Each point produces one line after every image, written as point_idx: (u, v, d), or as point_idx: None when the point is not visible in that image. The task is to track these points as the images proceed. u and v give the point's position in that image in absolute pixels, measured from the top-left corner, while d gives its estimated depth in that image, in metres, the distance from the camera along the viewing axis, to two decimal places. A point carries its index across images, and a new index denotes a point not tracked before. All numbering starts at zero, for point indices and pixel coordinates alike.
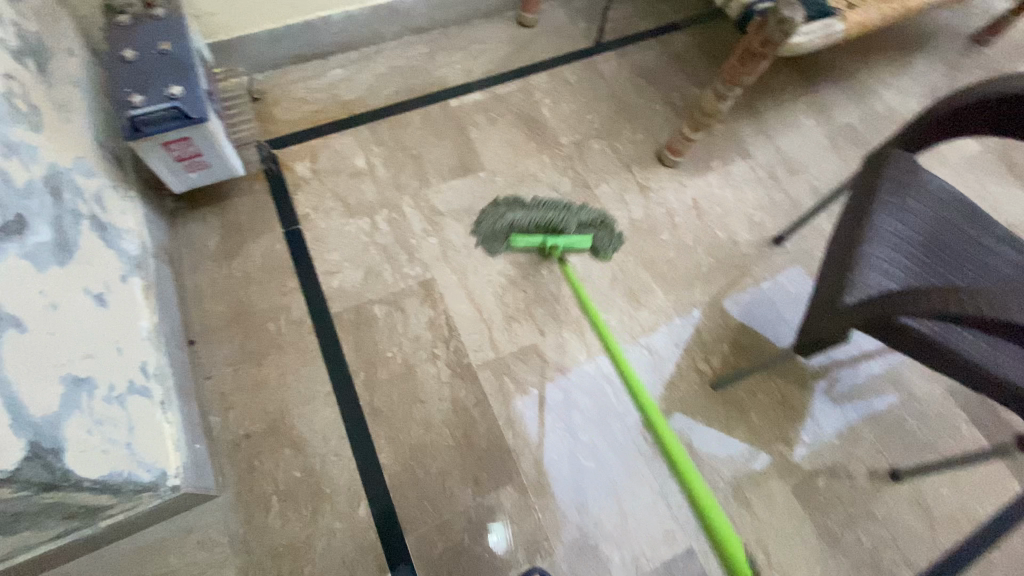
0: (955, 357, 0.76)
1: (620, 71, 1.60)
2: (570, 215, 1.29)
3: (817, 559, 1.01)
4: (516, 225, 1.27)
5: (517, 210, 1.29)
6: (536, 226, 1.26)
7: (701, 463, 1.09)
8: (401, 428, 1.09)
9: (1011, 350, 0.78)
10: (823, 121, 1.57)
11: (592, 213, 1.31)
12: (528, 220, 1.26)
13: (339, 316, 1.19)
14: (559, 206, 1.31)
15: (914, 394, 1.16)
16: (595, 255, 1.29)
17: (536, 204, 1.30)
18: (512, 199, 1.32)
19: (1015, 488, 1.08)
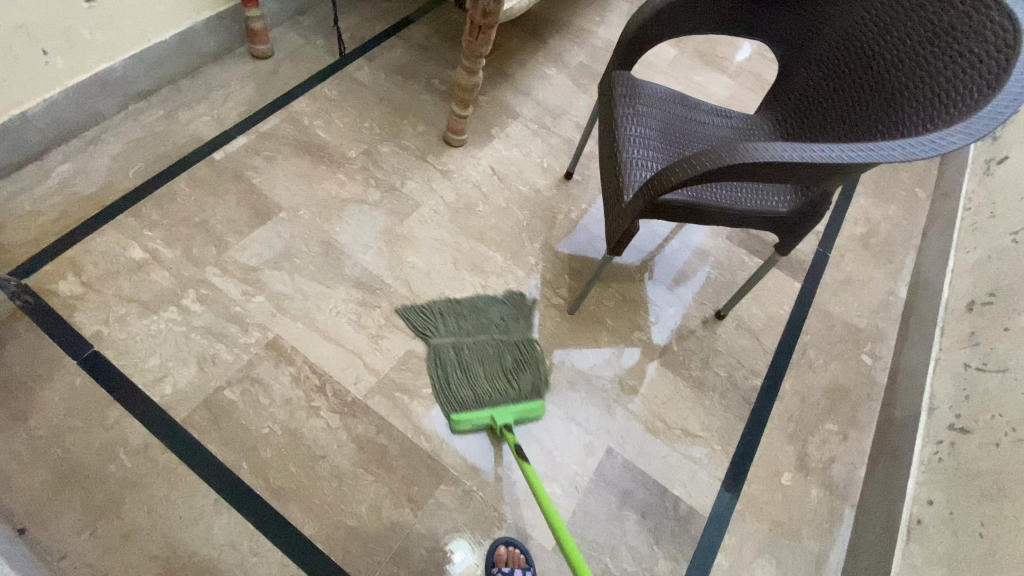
0: (714, 208, 0.97)
1: (376, 75, 1.63)
2: (508, 374, 1.17)
3: (698, 406, 1.21)
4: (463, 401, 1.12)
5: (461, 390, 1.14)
6: (482, 402, 1.12)
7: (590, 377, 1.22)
8: (313, 491, 1.03)
9: (748, 188, 1.01)
10: (562, 66, 1.80)
11: (527, 359, 1.20)
12: (469, 397, 1.12)
13: (192, 419, 1.07)
14: (493, 356, 1.18)
15: (709, 250, 1.44)
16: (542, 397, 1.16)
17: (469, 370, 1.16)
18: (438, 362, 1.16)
19: (794, 286, 1.41)
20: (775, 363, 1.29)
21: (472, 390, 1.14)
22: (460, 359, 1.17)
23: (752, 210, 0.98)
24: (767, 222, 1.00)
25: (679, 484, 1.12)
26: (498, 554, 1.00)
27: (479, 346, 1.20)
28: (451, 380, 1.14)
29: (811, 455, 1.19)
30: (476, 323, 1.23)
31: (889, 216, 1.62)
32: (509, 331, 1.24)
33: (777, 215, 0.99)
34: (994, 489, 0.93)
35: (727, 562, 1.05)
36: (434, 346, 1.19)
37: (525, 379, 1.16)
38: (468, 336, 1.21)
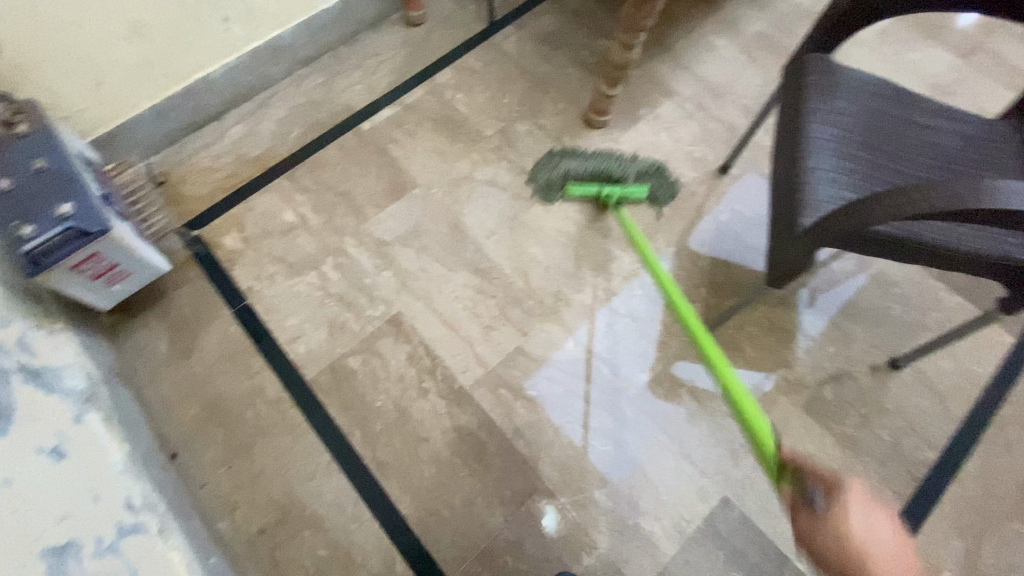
0: (923, 245, 0.76)
1: (523, 44, 1.54)
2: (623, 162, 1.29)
3: (846, 470, 1.02)
4: (573, 172, 1.28)
5: (573, 158, 1.30)
6: (593, 176, 1.27)
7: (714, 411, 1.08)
8: (412, 472, 1.06)
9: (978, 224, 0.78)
10: (736, 36, 1.55)
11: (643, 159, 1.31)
12: (584, 169, 1.27)
13: (318, 381, 1.15)
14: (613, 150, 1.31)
15: (893, 280, 1.18)
16: (652, 202, 1.29)
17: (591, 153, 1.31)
18: (567, 148, 1.33)
19: (1008, 341, 1.11)
20: (960, 437, 1.04)
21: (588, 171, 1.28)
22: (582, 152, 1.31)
23: (977, 254, 0.76)
24: (996, 269, 0.76)
25: (803, 556, 0.98)
26: None
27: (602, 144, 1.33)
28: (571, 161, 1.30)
29: (991, 562, 0.95)
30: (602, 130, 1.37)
31: None
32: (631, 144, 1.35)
33: (1013, 264, 0.75)
34: None
35: None
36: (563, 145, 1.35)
37: (636, 170, 1.29)
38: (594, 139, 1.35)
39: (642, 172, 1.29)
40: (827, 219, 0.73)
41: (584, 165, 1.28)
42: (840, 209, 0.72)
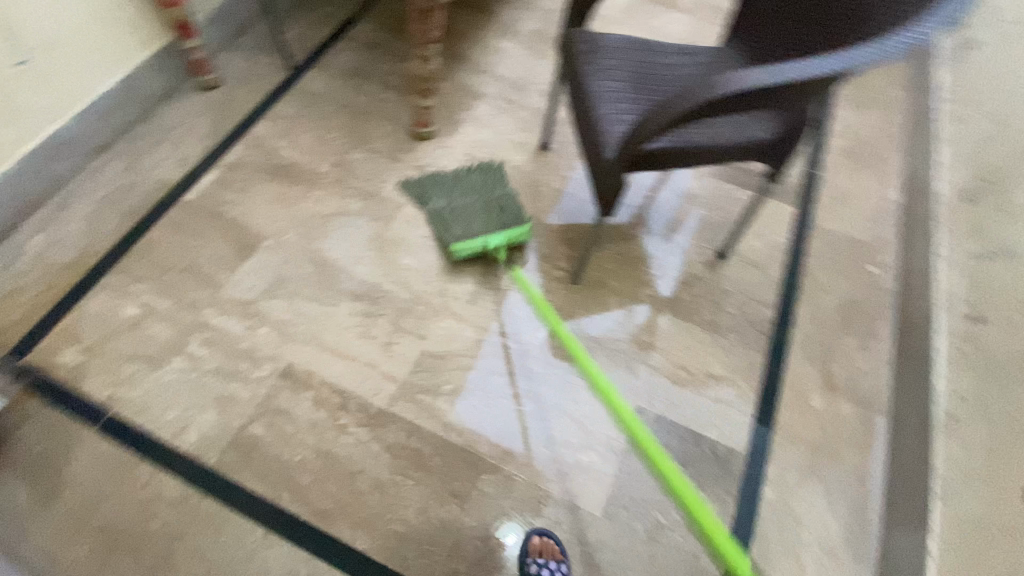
0: (700, 147, 0.96)
1: (331, 83, 1.62)
2: (489, 207, 1.33)
3: (717, 348, 1.23)
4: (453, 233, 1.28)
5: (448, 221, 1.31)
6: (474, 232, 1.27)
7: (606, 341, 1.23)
8: (357, 507, 1.03)
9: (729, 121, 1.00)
10: (517, 35, 1.77)
11: (510, 200, 1.35)
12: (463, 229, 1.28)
13: (223, 460, 1.06)
14: (479, 200, 1.35)
15: (698, 196, 1.46)
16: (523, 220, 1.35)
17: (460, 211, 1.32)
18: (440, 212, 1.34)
19: (783, 212, 1.44)
20: (783, 292, 1.31)
21: (465, 230, 1.28)
22: (452, 212, 1.32)
23: (737, 142, 0.97)
24: (752, 150, 0.99)
25: (712, 429, 1.13)
26: (532, 543, 0.98)
27: (467, 198, 1.36)
28: (447, 225, 1.30)
29: (836, 374, 1.20)
30: (459, 180, 1.41)
31: (870, 123, 1.65)
32: (491, 188, 1.40)
33: (761, 142, 0.98)
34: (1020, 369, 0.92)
35: (775, 496, 1.05)
36: (430, 200, 1.37)
37: (507, 213, 1.32)
38: (458, 193, 1.38)
39: (514, 213, 1.32)
40: (627, 144, 0.89)
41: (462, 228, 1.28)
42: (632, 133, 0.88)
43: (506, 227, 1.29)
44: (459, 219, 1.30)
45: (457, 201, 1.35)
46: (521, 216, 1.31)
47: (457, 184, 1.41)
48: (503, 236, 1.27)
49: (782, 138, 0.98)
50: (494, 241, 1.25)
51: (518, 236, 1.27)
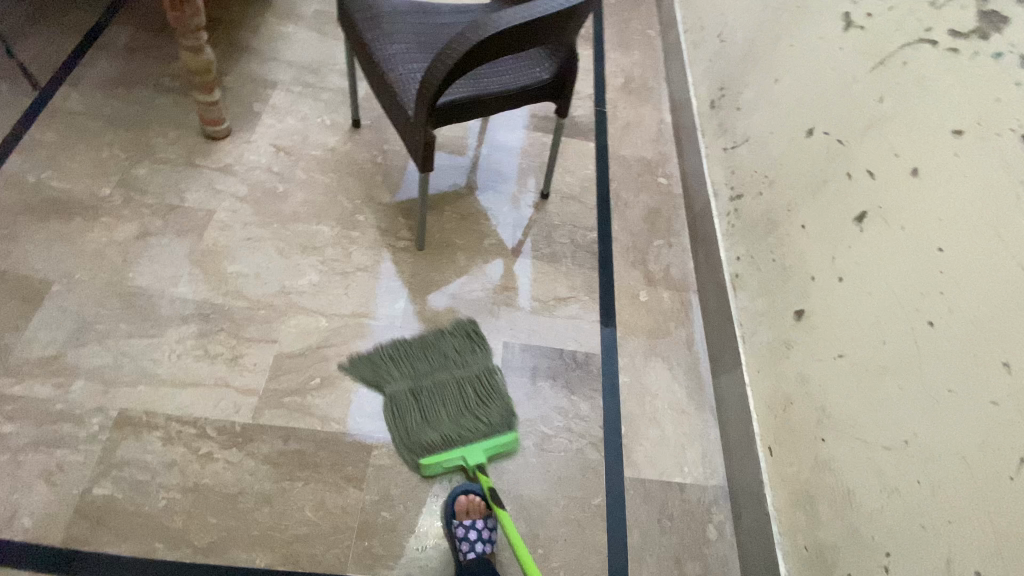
0: (491, 94, 1.05)
1: (90, 97, 1.41)
2: (468, 404, 1.11)
3: (558, 274, 1.38)
4: (426, 442, 1.05)
5: (416, 417, 1.08)
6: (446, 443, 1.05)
7: (462, 294, 1.29)
8: (247, 526, 0.96)
9: (513, 67, 1.10)
10: (299, 21, 1.72)
11: (491, 381, 1.15)
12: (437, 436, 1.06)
13: (69, 536, 0.91)
14: (453, 390, 1.12)
15: (514, 149, 1.59)
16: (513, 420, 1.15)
17: (431, 406, 1.09)
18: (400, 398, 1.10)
19: (584, 148, 1.65)
20: (598, 215, 1.51)
21: (440, 437, 1.06)
22: (421, 405, 1.09)
23: (523, 85, 1.07)
24: (539, 91, 1.09)
25: (571, 340, 1.28)
26: (460, 500, 1.01)
27: (432, 383, 1.12)
28: (419, 427, 1.07)
29: (653, 270, 1.43)
30: (435, 361, 1.15)
31: (634, 61, 1.94)
32: (462, 360, 1.17)
33: (545, 82, 1.09)
34: (770, 222, 1.17)
35: (630, 379, 1.25)
36: (389, 382, 1.12)
37: (488, 407, 1.12)
38: (417, 373, 1.13)
39: (495, 406, 1.12)
40: (421, 101, 0.96)
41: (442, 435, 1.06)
42: (422, 90, 0.95)
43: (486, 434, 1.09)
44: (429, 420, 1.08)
45: (418, 389, 1.11)
46: (506, 415, 1.12)
47: (434, 364, 1.15)
48: (484, 448, 1.07)
49: (560, 75, 1.11)
50: (474, 460, 1.05)
51: (502, 447, 1.08)
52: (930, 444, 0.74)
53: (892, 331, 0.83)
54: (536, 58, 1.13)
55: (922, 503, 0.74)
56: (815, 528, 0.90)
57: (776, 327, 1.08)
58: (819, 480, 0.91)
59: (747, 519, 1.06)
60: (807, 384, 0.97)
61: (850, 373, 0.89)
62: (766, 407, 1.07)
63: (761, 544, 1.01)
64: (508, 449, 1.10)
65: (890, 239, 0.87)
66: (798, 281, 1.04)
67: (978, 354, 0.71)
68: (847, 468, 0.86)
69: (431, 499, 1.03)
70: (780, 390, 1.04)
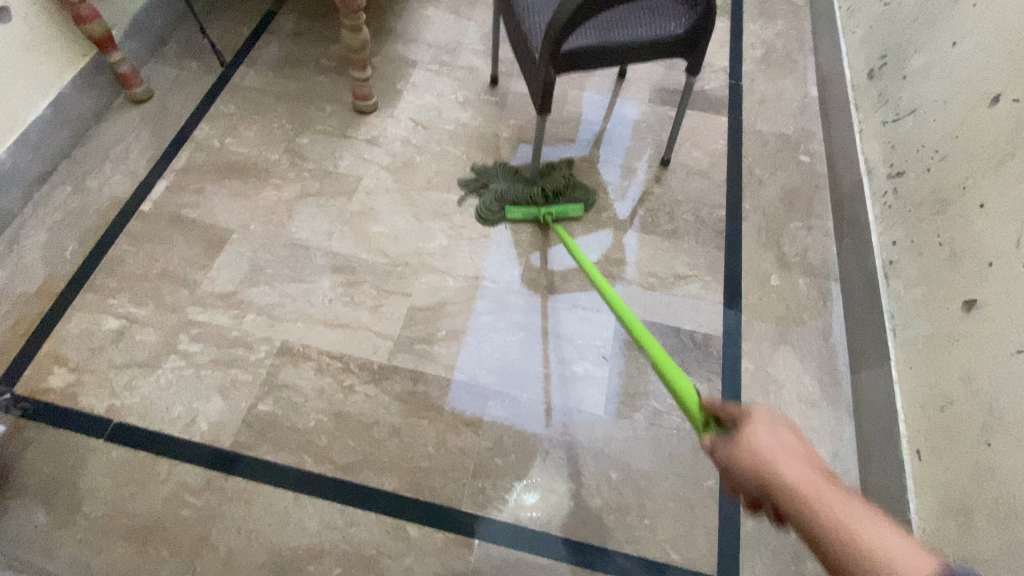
0: (618, 46, 1.05)
1: (265, 75, 1.63)
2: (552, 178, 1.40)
3: (679, 251, 1.34)
4: (507, 196, 1.36)
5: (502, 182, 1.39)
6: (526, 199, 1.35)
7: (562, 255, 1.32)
8: (378, 453, 1.07)
9: (646, 19, 1.09)
10: (438, 3, 1.83)
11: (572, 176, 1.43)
12: (515, 192, 1.36)
13: (239, 441, 1.09)
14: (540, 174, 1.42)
15: (640, 123, 1.57)
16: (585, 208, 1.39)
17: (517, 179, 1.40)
18: (496, 171, 1.42)
19: (715, 123, 1.58)
20: (727, 194, 1.44)
21: (519, 194, 1.36)
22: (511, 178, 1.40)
23: (653, 39, 1.06)
24: (669, 46, 1.08)
25: (688, 319, 1.25)
26: None
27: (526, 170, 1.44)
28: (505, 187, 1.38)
29: (787, 253, 1.34)
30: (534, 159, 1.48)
31: (777, 32, 1.80)
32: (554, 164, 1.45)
33: (676, 37, 1.07)
34: (937, 201, 1.04)
35: (753, 363, 1.19)
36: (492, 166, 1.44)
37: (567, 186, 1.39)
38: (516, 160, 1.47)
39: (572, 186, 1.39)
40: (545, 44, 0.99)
41: (520, 192, 1.36)
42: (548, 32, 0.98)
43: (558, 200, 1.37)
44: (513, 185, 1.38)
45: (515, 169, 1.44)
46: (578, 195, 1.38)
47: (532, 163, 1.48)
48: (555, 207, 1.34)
49: (695, 31, 1.07)
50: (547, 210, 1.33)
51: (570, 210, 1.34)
52: None
53: None
54: (671, 13, 1.10)
55: None
56: (969, 543, 0.80)
57: (936, 319, 0.97)
58: (981, 491, 0.81)
59: None
60: (973, 383, 0.86)
61: None
62: (917, 407, 0.96)
63: None
64: (574, 215, 1.36)
65: None
66: (969, 267, 0.92)
67: None
68: (1018, 479, 0.75)
69: (540, 454, 1.07)
70: (935, 389, 0.93)
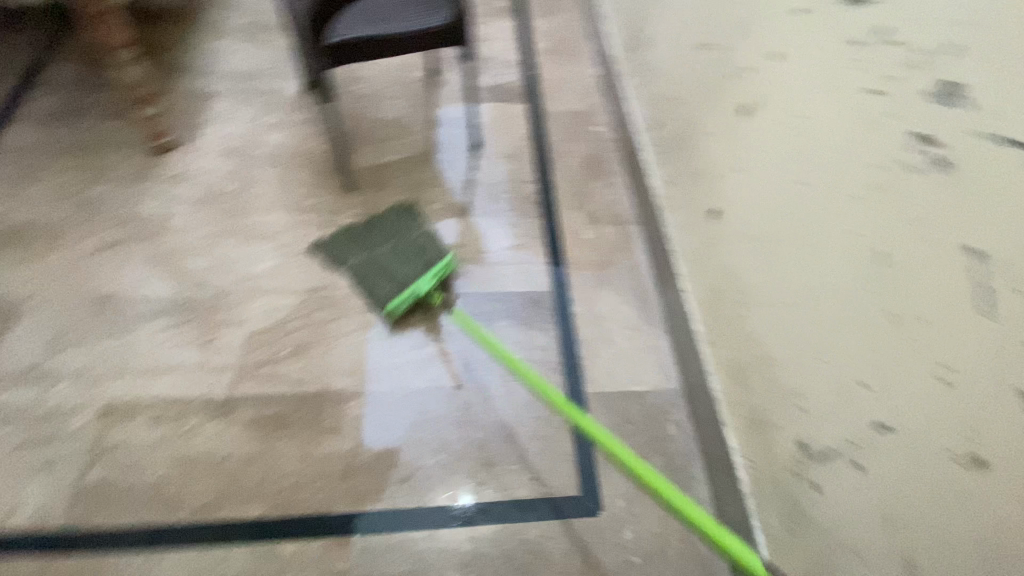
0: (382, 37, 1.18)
1: (36, 131, 1.49)
2: (412, 245, 1.28)
3: (503, 226, 1.45)
4: (383, 295, 1.20)
5: (368, 277, 1.24)
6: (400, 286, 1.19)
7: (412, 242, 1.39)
8: (236, 484, 1.03)
9: (413, 13, 1.23)
10: (227, 34, 1.80)
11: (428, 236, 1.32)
12: (388, 286, 1.21)
13: (71, 518, 0.99)
14: (403, 250, 1.27)
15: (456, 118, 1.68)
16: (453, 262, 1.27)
17: (380, 265, 1.26)
18: (355, 269, 1.27)
19: (516, 110, 1.73)
20: (536, 169, 1.59)
21: (392, 286, 1.21)
22: (371, 267, 1.26)
23: (415, 28, 1.20)
24: (431, 35, 1.22)
25: (522, 283, 1.36)
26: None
27: (385, 248, 1.28)
28: (374, 282, 1.23)
29: (594, 210, 1.51)
30: (390, 234, 1.33)
31: (557, 25, 2.03)
32: (405, 228, 1.35)
33: (436, 27, 1.21)
34: (683, 140, 1.26)
35: (583, 309, 1.33)
36: (347, 258, 1.30)
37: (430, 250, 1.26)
38: (372, 243, 1.30)
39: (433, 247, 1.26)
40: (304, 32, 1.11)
41: (391, 284, 1.21)
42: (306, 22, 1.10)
43: (431, 267, 1.23)
44: (379, 276, 1.23)
45: (375, 253, 1.28)
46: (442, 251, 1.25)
47: (389, 239, 1.32)
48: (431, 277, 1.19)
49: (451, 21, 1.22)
50: (423, 285, 1.17)
51: (445, 271, 1.19)
52: (810, 291, 0.80)
53: (776, 204, 0.89)
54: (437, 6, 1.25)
55: (817, 344, 0.78)
56: (750, 397, 0.96)
57: (701, 232, 1.16)
58: (749, 355, 0.97)
59: (701, 412, 1.13)
60: (729, 273, 1.04)
61: (755, 250, 0.95)
62: (704, 307, 1.15)
63: (713, 429, 1.08)
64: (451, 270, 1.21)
65: (768, 124, 0.92)
66: (710, 184, 1.13)
67: (831, 198, 0.76)
68: (762, 333, 0.92)
69: (405, 439, 1.10)
70: (710, 287, 1.12)
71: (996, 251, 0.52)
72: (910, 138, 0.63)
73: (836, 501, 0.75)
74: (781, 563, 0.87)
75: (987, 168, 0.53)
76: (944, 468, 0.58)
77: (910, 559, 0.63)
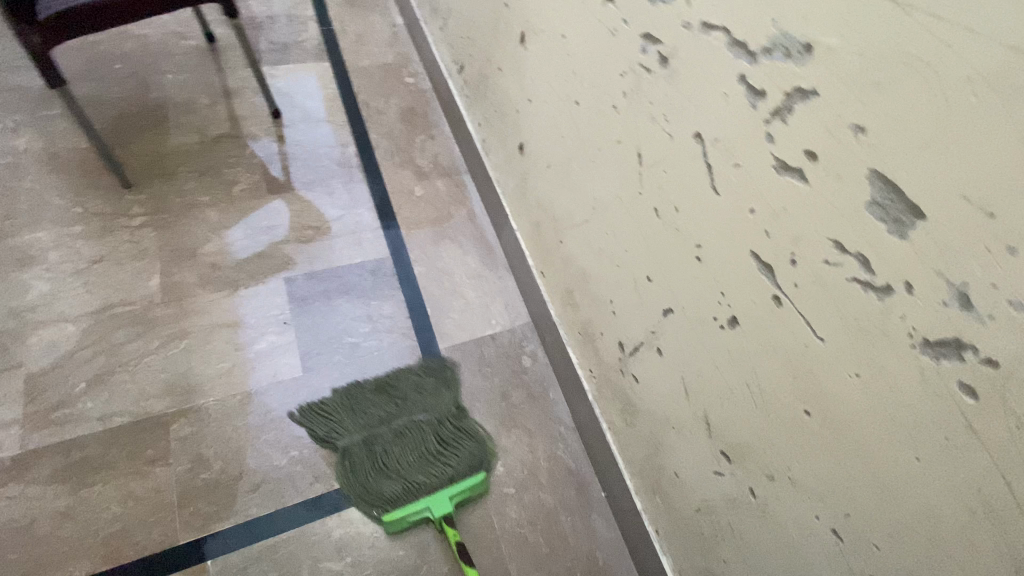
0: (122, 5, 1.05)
1: None
2: (437, 433, 1.07)
3: (324, 196, 1.35)
4: (388, 497, 1.00)
5: (366, 472, 1.01)
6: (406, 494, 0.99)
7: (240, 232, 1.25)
8: (48, 549, 0.89)
9: None
10: None
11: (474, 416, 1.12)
12: (395, 492, 1.00)
13: None
14: (421, 439, 1.06)
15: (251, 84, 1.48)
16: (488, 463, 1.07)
17: (387, 460, 1.03)
18: (349, 462, 1.02)
19: (319, 70, 1.59)
20: (352, 130, 1.48)
21: (399, 488, 1.00)
22: (374, 460, 1.03)
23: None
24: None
25: (356, 252, 1.28)
26: None
27: (396, 437, 1.05)
28: (376, 482, 1.01)
29: (421, 165, 1.46)
30: (404, 405, 1.10)
31: None
32: (431, 400, 1.12)
33: None
34: (484, 77, 1.24)
35: (424, 267, 1.29)
36: (342, 442, 1.04)
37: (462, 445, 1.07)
38: (376, 421, 1.07)
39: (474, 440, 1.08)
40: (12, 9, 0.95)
41: (402, 490, 1.00)
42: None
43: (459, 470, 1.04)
44: (385, 473, 1.02)
45: (379, 432, 1.05)
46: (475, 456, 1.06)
47: (401, 412, 1.09)
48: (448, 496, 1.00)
49: None
50: (444, 508, 0.99)
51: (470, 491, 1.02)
52: (604, 202, 0.83)
53: (564, 125, 0.91)
54: None
55: (615, 253, 0.83)
56: (580, 314, 1.01)
57: (517, 168, 1.17)
58: (573, 277, 1.01)
59: (549, 339, 1.18)
60: (544, 203, 1.07)
61: (558, 174, 0.97)
62: (534, 241, 1.17)
63: (559, 352, 1.13)
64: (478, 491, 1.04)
65: (543, 50, 0.93)
66: (513, 119, 1.13)
67: (601, 113, 0.78)
68: (579, 251, 0.96)
69: (251, 444, 1.02)
70: (535, 220, 1.14)
71: (719, 133, 0.57)
72: (642, 40, 0.66)
73: (652, 389, 0.82)
74: (626, 454, 0.95)
75: (701, 58, 0.58)
76: (713, 336, 0.65)
77: (708, 423, 0.71)
